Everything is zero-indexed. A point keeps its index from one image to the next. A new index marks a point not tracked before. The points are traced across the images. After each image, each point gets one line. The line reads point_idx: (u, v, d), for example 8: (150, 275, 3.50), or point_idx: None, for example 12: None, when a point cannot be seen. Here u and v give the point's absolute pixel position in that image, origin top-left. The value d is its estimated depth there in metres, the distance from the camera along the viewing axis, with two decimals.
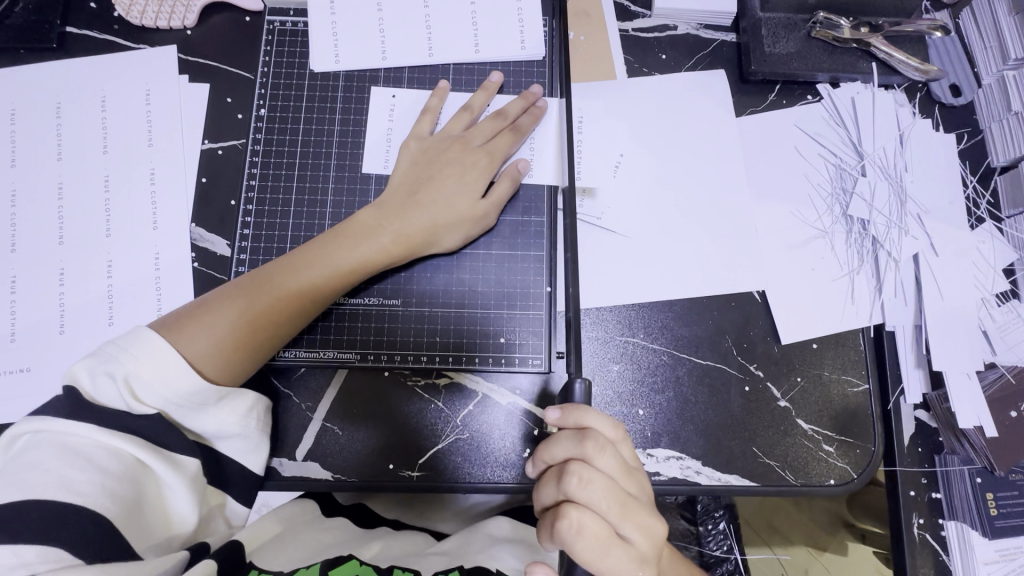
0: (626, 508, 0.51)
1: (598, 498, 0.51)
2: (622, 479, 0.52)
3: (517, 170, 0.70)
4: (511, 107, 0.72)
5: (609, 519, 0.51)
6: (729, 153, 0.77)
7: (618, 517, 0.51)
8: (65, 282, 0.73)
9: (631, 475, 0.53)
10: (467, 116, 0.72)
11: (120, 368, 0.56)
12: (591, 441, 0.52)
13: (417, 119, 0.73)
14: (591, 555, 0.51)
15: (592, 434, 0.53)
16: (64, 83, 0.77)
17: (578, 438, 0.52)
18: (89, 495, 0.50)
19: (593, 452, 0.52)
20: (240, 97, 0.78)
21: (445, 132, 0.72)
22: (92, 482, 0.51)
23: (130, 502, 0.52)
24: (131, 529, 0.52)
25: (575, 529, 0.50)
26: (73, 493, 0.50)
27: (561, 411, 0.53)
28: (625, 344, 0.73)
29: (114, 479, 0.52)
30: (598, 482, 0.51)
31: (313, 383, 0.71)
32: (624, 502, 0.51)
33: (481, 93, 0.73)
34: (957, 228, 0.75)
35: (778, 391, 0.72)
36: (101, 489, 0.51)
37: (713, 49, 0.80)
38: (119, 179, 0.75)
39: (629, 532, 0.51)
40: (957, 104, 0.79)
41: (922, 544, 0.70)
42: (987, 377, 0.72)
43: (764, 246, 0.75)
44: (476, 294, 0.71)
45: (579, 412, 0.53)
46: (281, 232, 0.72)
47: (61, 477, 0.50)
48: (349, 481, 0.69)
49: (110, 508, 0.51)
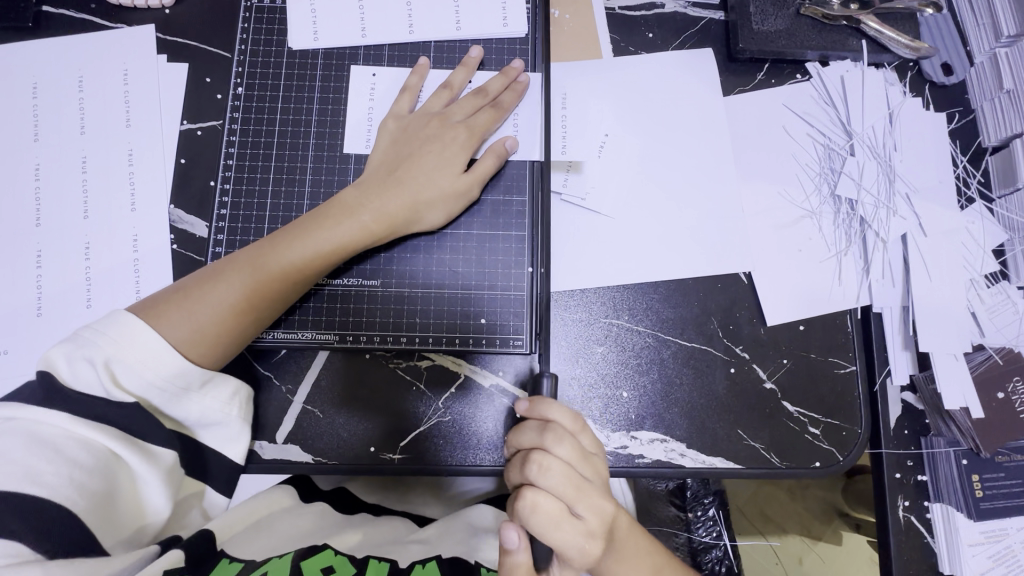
0: (581, 490, 0.51)
1: (555, 481, 0.51)
2: (580, 465, 0.53)
3: (503, 147, 0.69)
4: (492, 84, 0.71)
5: (565, 500, 0.51)
6: (716, 132, 0.76)
7: (572, 498, 0.51)
8: (42, 266, 0.72)
9: (588, 460, 0.54)
10: (448, 94, 0.71)
11: (99, 352, 0.55)
12: (552, 430, 0.52)
13: (396, 99, 0.72)
14: (546, 533, 0.51)
15: (552, 424, 0.53)
16: (40, 63, 0.76)
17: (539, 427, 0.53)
18: (56, 488, 0.50)
19: (552, 440, 0.52)
20: (218, 76, 0.77)
21: (426, 109, 0.70)
22: (60, 474, 0.51)
23: (99, 495, 0.52)
24: (100, 522, 0.52)
25: (529, 508, 0.51)
26: (39, 485, 0.50)
27: (529, 404, 0.55)
28: (609, 325, 0.72)
29: (84, 471, 0.52)
30: (555, 466, 0.51)
31: (293, 365, 0.70)
32: (579, 485, 0.51)
33: (462, 70, 0.72)
34: (946, 208, 0.74)
35: (764, 373, 0.71)
36: (70, 482, 0.51)
37: (701, 27, 0.79)
38: (97, 160, 0.74)
39: (584, 511, 0.51)
40: (949, 83, 0.78)
41: (907, 527, 0.69)
42: (974, 359, 0.71)
43: (751, 227, 0.74)
44: (457, 275, 0.70)
45: (544, 406, 0.54)
46: (259, 212, 0.71)
47: (29, 469, 0.50)
48: (329, 464, 0.68)
49: (78, 501, 0.51)
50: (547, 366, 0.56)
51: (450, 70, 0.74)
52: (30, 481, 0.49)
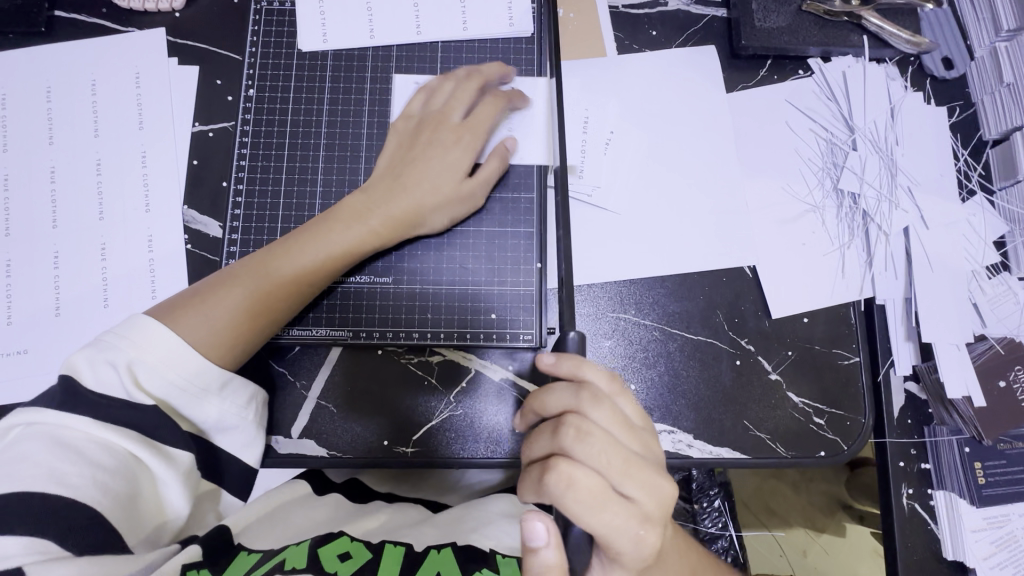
0: (629, 464, 0.50)
1: (596, 451, 0.50)
2: (624, 436, 0.52)
3: (505, 150, 0.71)
4: (487, 74, 0.72)
5: (609, 476, 0.50)
6: (720, 128, 0.77)
7: (617, 472, 0.50)
8: (59, 267, 0.73)
9: (633, 432, 0.53)
10: (450, 85, 0.72)
11: (122, 356, 0.57)
12: (587, 392, 0.53)
13: (411, 98, 0.73)
14: (589, 510, 0.49)
15: (593, 390, 0.53)
16: (54, 67, 0.77)
17: (575, 390, 0.53)
18: (79, 488, 0.51)
19: (590, 404, 0.52)
20: (229, 79, 0.78)
21: (428, 108, 0.72)
22: (83, 475, 0.52)
23: (121, 495, 0.53)
24: (122, 523, 0.53)
25: (564, 482, 0.49)
26: (63, 485, 0.51)
27: (555, 358, 0.54)
28: (617, 320, 0.73)
29: (106, 472, 0.53)
30: (597, 434, 0.51)
31: (308, 362, 0.72)
32: (626, 458, 0.50)
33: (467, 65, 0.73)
34: (948, 200, 0.75)
35: (769, 364, 0.72)
36: (93, 483, 0.52)
37: (704, 24, 0.80)
38: (111, 162, 0.76)
39: (631, 488, 0.50)
40: (950, 78, 0.79)
41: (911, 514, 0.71)
42: (976, 348, 0.72)
43: (755, 222, 0.75)
44: (467, 272, 0.71)
45: (577, 364, 0.54)
46: (271, 211, 0.72)
47: (54, 472, 0.51)
48: (345, 457, 0.70)
49: (101, 501, 0.52)
50: (572, 321, 0.54)
51: (458, 69, 0.75)
52: (56, 483, 0.51)
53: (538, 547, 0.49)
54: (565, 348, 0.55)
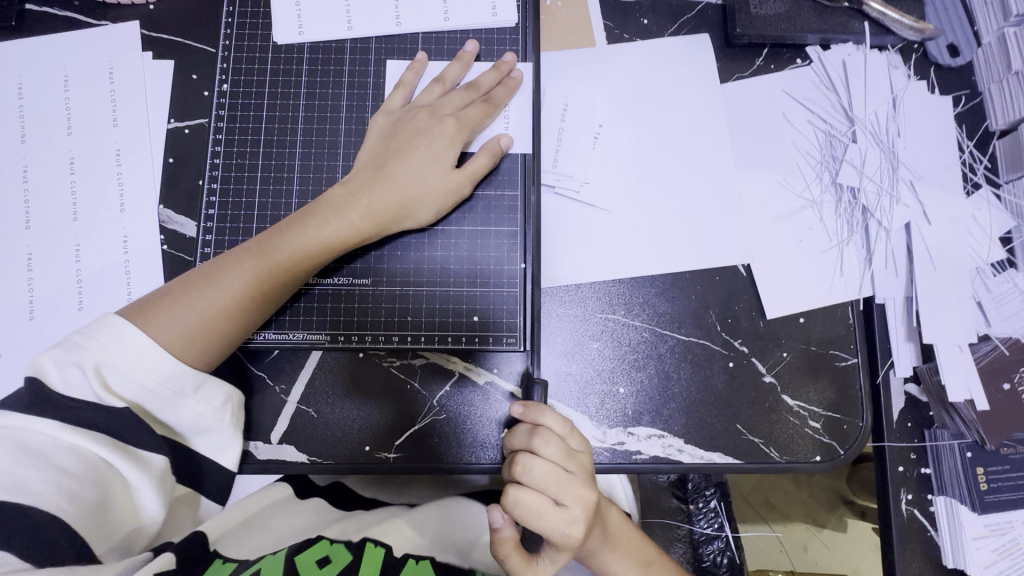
0: (563, 492, 0.52)
1: (533, 481, 0.52)
2: (566, 468, 0.53)
3: (498, 146, 0.68)
4: (484, 79, 0.69)
5: (544, 503, 0.52)
6: (713, 119, 0.74)
7: (551, 500, 0.52)
8: (32, 268, 0.71)
9: (574, 456, 0.54)
10: (441, 87, 0.69)
11: (89, 358, 0.54)
12: (539, 433, 0.53)
13: (391, 93, 0.71)
14: (525, 530, 0.52)
15: (538, 422, 0.54)
16: (24, 61, 0.75)
17: (527, 431, 0.54)
18: (44, 496, 0.50)
19: (539, 442, 0.53)
20: (205, 73, 0.75)
21: (414, 103, 0.69)
22: (49, 481, 0.50)
23: (90, 502, 0.52)
24: (92, 531, 0.52)
25: (504, 508, 0.52)
26: (26, 494, 0.49)
27: (523, 408, 0.55)
28: (605, 320, 0.71)
29: (73, 478, 0.51)
30: (537, 462, 0.52)
31: (287, 366, 0.70)
32: (562, 479, 0.52)
33: (458, 65, 0.70)
34: (952, 194, 0.72)
35: (764, 366, 0.70)
36: (60, 490, 0.50)
37: (697, 12, 0.76)
38: (85, 161, 0.73)
39: (564, 513, 0.52)
40: (955, 66, 0.75)
41: (910, 520, 0.68)
42: (980, 349, 0.70)
43: (752, 218, 0.72)
44: (448, 272, 0.69)
45: (537, 410, 0.55)
46: (247, 211, 0.70)
47: (16, 478, 0.49)
48: (326, 464, 0.68)
49: (68, 509, 0.50)
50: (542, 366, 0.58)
51: (440, 62, 0.72)
52: (17, 489, 0.49)
53: (495, 532, 0.53)
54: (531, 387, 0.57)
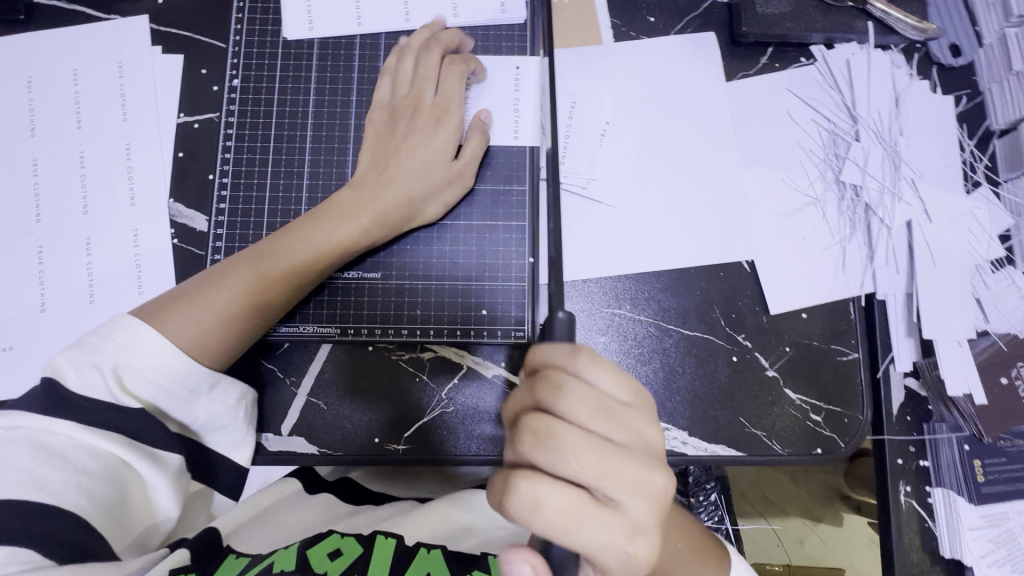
0: (603, 461, 0.45)
1: (563, 458, 0.45)
2: (602, 428, 0.46)
3: (484, 125, 0.70)
4: (439, 46, 0.70)
5: (583, 482, 0.45)
6: (718, 117, 0.75)
7: (592, 477, 0.45)
8: (43, 262, 0.72)
9: (612, 419, 0.47)
10: (410, 64, 0.69)
11: (107, 359, 0.55)
12: (548, 386, 0.47)
13: (377, 85, 0.71)
14: (564, 528, 0.44)
15: (556, 376, 0.47)
16: (34, 56, 0.75)
17: (532, 386, 0.48)
18: (63, 495, 0.51)
19: (554, 400, 0.46)
20: (215, 68, 0.76)
21: (394, 89, 0.70)
22: (67, 481, 0.51)
23: (108, 501, 0.53)
24: (111, 527, 0.53)
25: (534, 503, 0.45)
26: (46, 492, 0.50)
27: (522, 362, 0.49)
28: (611, 315, 0.72)
29: (91, 477, 0.52)
30: (565, 433, 0.45)
31: (298, 359, 0.70)
32: (603, 458, 0.45)
33: (421, 41, 0.70)
34: (952, 192, 0.73)
35: (766, 360, 0.71)
36: (78, 489, 0.51)
37: (703, 10, 0.77)
38: (94, 155, 0.74)
39: (615, 492, 0.45)
40: (957, 65, 0.77)
41: (908, 512, 0.70)
42: (979, 345, 0.71)
43: (756, 215, 0.73)
44: (457, 267, 0.70)
45: (542, 353, 0.47)
46: (257, 206, 0.70)
47: (37, 477, 0.50)
48: (336, 456, 0.69)
49: (87, 507, 0.51)
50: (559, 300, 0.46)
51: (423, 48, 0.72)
52: (37, 488, 0.50)
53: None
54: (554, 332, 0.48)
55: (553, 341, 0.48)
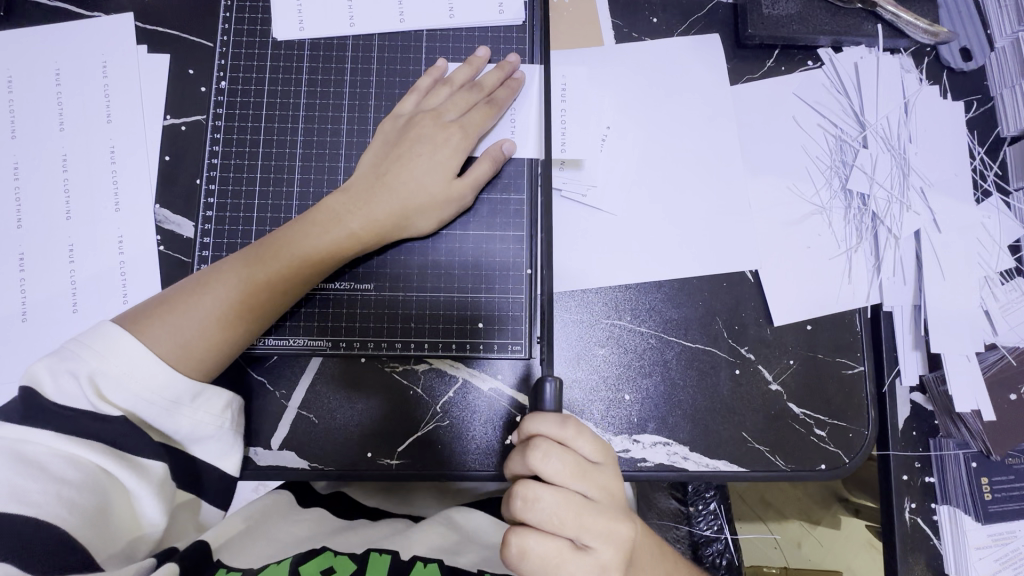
0: (581, 517, 0.49)
1: (548, 514, 0.49)
2: (579, 486, 0.50)
3: (500, 151, 0.66)
4: (487, 79, 0.68)
5: (564, 535, 0.49)
6: (723, 123, 0.72)
7: (572, 529, 0.49)
8: (25, 269, 0.70)
9: (587, 478, 0.50)
10: (447, 89, 0.67)
11: (84, 366, 0.53)
12: (535, 453, 0.50)
13: (402, 98, 0.69)
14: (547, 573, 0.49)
15: (542, 444, 0.50)
16: (14, 54, 0.72)
17: (524, 453, 0.50)
18: (44, 507, 0.48)
19: (540, 463, 0.49)
20: (202, 68, 0.73)
21: (420, 107, 0.67)
22: (47, 492, 0.49)
23: (90, 511, 0.50)
24: (94, 539, 0.50)
25: (521, 552, 0.49)
26: (24, 504, 0.48)
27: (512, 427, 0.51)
28: (611, 327, 0.70)
29: (72, 488, 0.50)
30: (547, 494, 0.49)
31: (289, 371, 0.68)
32: (580, 514, 0.49)
33: (467, 69, 0.68)
34: (962, 202, 0.71)
35: (769, 374, 0.69)
36: (59, 500, 0.49)
37: (707, 12, 0.75)
38: (78, 158, 0.71)
39: (590, 541, 0.49)
40: (968, 70, 0.74)
41: (913, 529, 0.68)
42: (987, 358, 0.69)
43: (761, 223, 0.71)
44: (453, 277, 0.68)
45: (527, 424, 0.50)
46: (246, 213, 0.68)
47: (16, 488, 0.48)
48: (327, 470, 0.67)
49: (68, 519, 0.49)
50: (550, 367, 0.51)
51: (456, 63, 0.70)
52: (15, 500, 0.47)
53: None
54: (544, 396, 0.51)
55: (543, 412, 0.51)
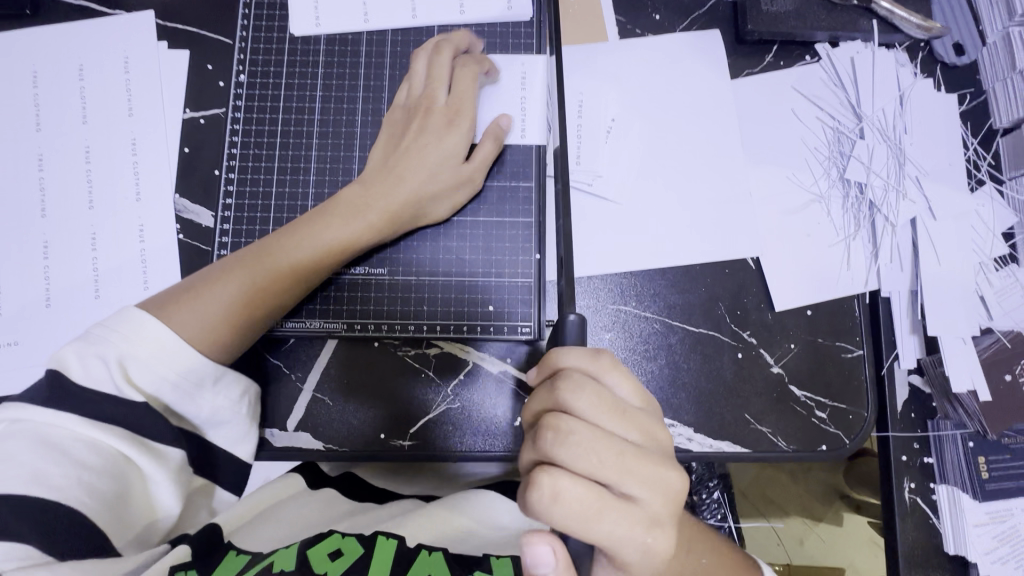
0: (622, 459, 0.46)
1: (583, 450, 0.46)
2: (614, 424, 0.48)
3: (500, 129, 0.69)
4: (471, 57, 0.70)
5: (598, 477, 0.46)
6: (724, 114, 0.75)
7: (610, 471, 0.46)
8: (49, 257, 0.72)
9: (624, 419, 0.48)
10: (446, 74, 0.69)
11: (112, 351, 0.55)
12: (565, 386, 0.48)
13: (403, 86, 0.71)
14: (582, 520, 0.45)
15: (569, 377, 0.48)
16: (38, 50, 0.75)
17: (552, 388, 0.48)
18: (64, 490, 0.51)
19: (570, 396, 0.47)
20: (221, 64, 0.76)
21: (420, 93, 0.69)
22: (68, 476, 0.51)
23: (108, 496, 0.53)
24: (111, 523, 0.53)
25: (552, 494, 0.45)
26: (46, 487, 0.50)
27: (537, 369, 0.51)
28: (616, 312, 0.72)
29: (92, 473, 0.52)
30: (583, 429, 0.46)
31: (303, 354, 0.70)
32: (618, 453, 0.46)
33: (464, 52, 0.70)
34: (956, 191, 0.74)
35: (771, 357, 0.71)
36: (79, 484, 0.51)
37: (708, 8, 0.77)
38: (100, 150, 0.74)
39: (631, 488, 0.46)
40: (959, 64, 0.77)
41: (913, 509, 0.70)
42: (982, 342, 0.71)
43: (762, 212, 0.74)
44: (464, 263, 0.70)
45: (556, 359, 0.49)
46: (264, 202, 0.70)
47: (38, 472, 0.50)
48: (342, 451, 0.69)
49: (87, 503, 0.51)
50: (571, 303, 0.49)
51: None
52: (38, 483, 0.50)
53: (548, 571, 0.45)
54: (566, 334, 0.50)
55: (566, 345, 0.50)
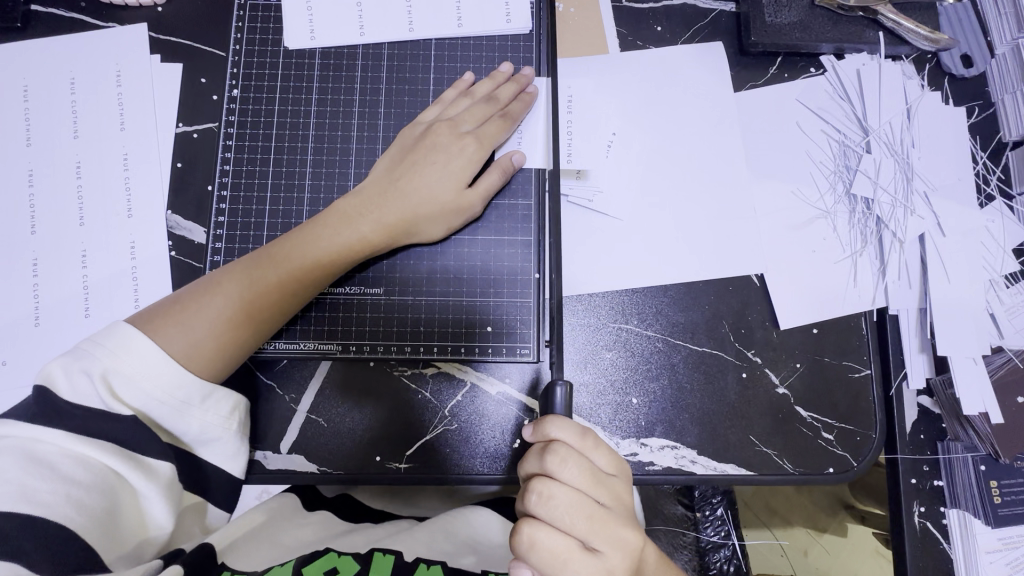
0: (594, 520, 0.49)
1: (561, 511, 0.49)
2: (593, 490, 0.50)
3: (510, 162, 0.67)
4: (503, 91, 0.69)
5: (573, 535, 0.49)
6: (728, 128, 0.73)
7: (584, 531, 0.49)
8: (38, 274, 0.70)
9: (602, 484, 0.51)
10: (468, 100, 0.69)
11: (97, 365, 0.54)
12: (551, 454, 0.50)
13: (426, 107, 0.70)
14: (554, 570, 0.49)
15: (557, 446, 0.50)
16: (29, 64, 0.74)
17: (540, 452, 0.51)
18: (52, 506, 0.49)
19: (556, 464, 0.50)
20: (214, 77, 0.74)
21: (440, 116, 0.68)
22: (56, 492, 0.49)
23: (97, 512, 0.51)
24: (101, 539, 0.51)
25: (529, 544, 0.49)
26: (33, 503, 0.48)
27: (529, 428, 0.52)
28: (618, 330, 0.70)
29: (81, 488, 0.50)
30: (560, 492, 0.49)
31: (298, 375, 0.69)
32: (591, 516, 0.49)
33: (489, 82, 0.69)
34: (966, 206, 0.72)
35: (777, 377, 0.70)
36: (67, 500, 0.49)
37: (711, 20, 0.76)
38: (91, 165, 0.72)
39: (599, 545, 0.49)
40: (968, 76, 0.75)
41: (923, 533, 0.68)
42: (994, 361, 0.69)
43: (767, 229, 0.72)
44: (461, 282, 0.68)
45: (548, 426, 0.50)
46: (257, 219, 0.69)
47: (25, 488, 0.48)
48: (336, 475, 0.67)
49: (76, 518, 0.49)
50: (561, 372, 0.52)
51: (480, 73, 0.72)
52: (25, 499, 0.48)
53: None
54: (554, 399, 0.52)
55: (556, 414, 0.52)
